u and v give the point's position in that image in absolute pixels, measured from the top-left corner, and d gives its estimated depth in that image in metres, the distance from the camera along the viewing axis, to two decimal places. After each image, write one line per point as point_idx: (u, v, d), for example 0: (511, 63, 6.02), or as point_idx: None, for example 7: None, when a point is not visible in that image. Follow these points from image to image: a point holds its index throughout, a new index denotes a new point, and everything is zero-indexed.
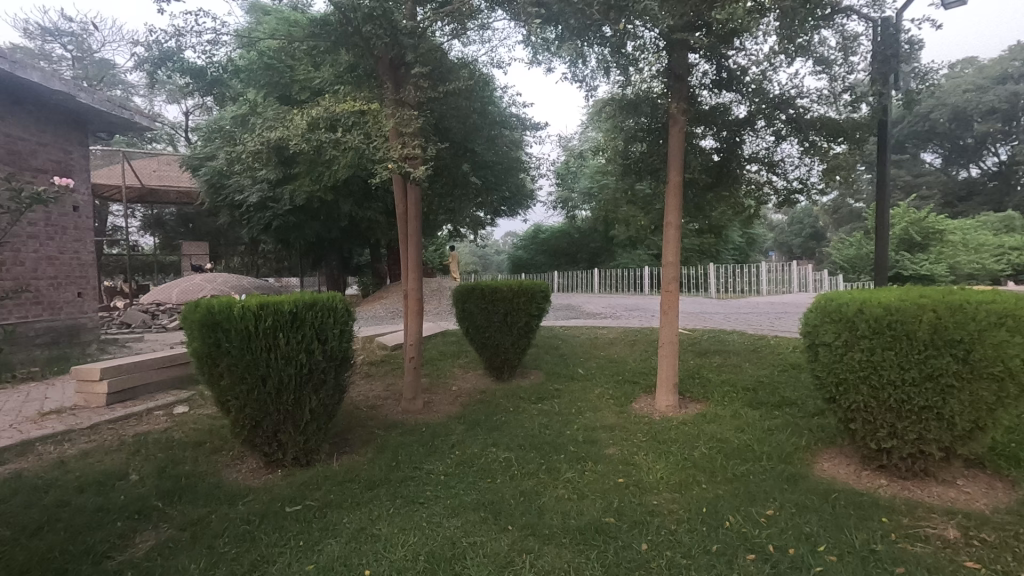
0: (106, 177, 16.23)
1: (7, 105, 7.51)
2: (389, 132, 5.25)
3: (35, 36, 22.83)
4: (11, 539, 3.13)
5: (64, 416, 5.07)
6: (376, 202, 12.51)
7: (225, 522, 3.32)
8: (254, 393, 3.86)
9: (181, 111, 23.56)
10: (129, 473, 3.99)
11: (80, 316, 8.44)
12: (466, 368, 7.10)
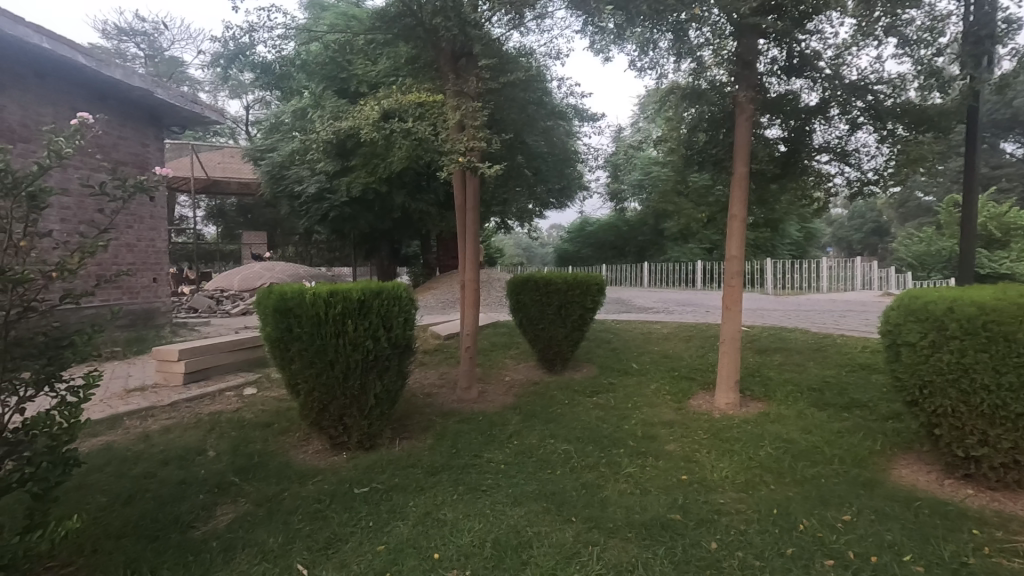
0: (176, 169, 17.13)
1: (93, 102, 8.00)
2: (452, 124, 5.29)
3: (112, 36, 24.31)
4: (106, 506, 3.35)
5: (147, 393, 5.41)
6: (428, 194, 12.68)
7: (298, 500, 3.46)
8: (322, 377, 3.99)
9: (242, 106, 24.53)
10: (207, 449, 4.21)
11: (155, 300, 8.95)
12: (519, 360, 7.11)
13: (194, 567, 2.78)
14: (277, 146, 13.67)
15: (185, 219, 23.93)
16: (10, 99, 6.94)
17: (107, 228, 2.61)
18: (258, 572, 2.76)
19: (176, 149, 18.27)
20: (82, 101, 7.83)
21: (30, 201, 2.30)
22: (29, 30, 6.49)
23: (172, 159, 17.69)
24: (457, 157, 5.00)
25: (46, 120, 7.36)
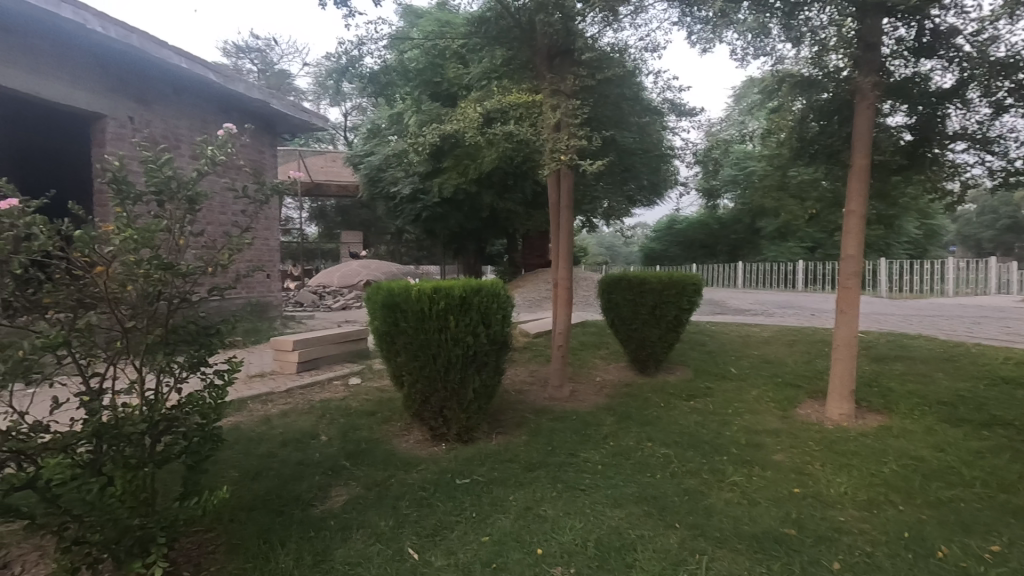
0: (285, 174, 18.55)
1: (220, 113, 8.82)
2: (549, 123, 5.30)
3: (230, 54, 26.78)
4: (238, 479, 3.69)
5: (266, 379, 5.91)
6: (516, 193, 12.80)
7: (404, 487, 3.63)
8: (425, 370, 4.15)
9: (341, 113, 26.08)
10: (320, 434, 4.51)
11: (268, 294, 9.73)
12: (609, 360, 7.01)
13: (317, 541, 3.00)
14: (375, 150, 14.40)
15: (290, 219, 25.80)
16: (155, 114, 7.83)
17: (247, 227, 2.91)
18: (373, 552, 2.92)
19: (285, 155, 19.76)
20: (212, 114, 8.67)
21: (188, 203, 2.62)
22: (170, 52, 7.30)
23: (281, 164, 19.16)
24: (555, 155, 5.01)
25: (183, 133, 8.23)
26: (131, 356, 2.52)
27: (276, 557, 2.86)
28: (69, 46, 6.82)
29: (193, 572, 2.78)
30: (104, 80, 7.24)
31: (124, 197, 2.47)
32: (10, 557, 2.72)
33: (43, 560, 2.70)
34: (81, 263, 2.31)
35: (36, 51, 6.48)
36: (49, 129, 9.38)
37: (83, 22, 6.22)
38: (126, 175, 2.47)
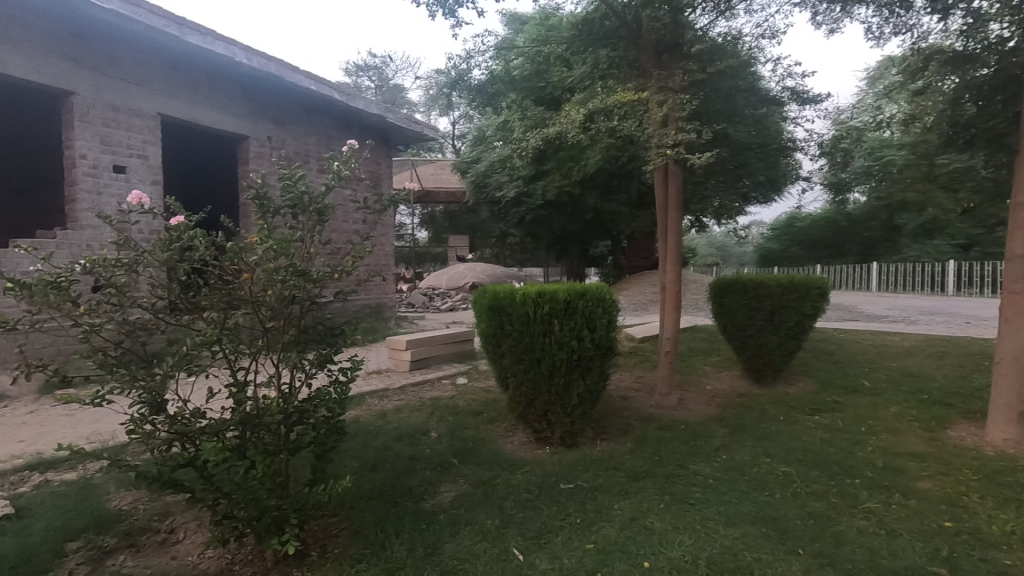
0: (399, 183, 19.73)
1: (343, 129, 9.58)
2: (657, 121, 5.13)
3: (352, 73, 29.06)
4: (358, 469, 3.96)
5: (382, 376, 6.33)
6: (620, 194, 12.52)
7: (510, 487, 3.69)
8: (530, 373, 4.18)
9: (450, 122, 27.25)
10: (430, 430, 4.72)
11: (383, 296, 10.37)
12: (720, 368, 6.62)
13: (428, 534, 3.13)
14: (480, 157, 14.85)
15: (403, 225, 27.43)
16: (289, 133, 8.70)
17: (367, 235, 3.13)
18: (480, 550, 3.00)
19: (399, 165, 21.02)
20: (336, 130, 9.45)
21: (317, 215, 2.87)
22: (301, 76, 8.07)
23: (395, 174, 20.43)
24: (663, 151, 4.82)
25: (312, 149, 9.05)
26: (270, 354, 2.81)
27: (391, 546, 3.01)
28: (221, 78, 7.77)
29: (320, 552, 3.00)
30: (248, 105, 8.15)
31: (265, 211, 2.75)
32: (175, 524, 3.14)
33: (201, 529, 3.10)
34: (231, 270, 2.62)
35: (196, 84, 7.45)
36: (205, 150, 10.77)
37: (233, 55, 7.08)
38: (267, 192, 2.76)
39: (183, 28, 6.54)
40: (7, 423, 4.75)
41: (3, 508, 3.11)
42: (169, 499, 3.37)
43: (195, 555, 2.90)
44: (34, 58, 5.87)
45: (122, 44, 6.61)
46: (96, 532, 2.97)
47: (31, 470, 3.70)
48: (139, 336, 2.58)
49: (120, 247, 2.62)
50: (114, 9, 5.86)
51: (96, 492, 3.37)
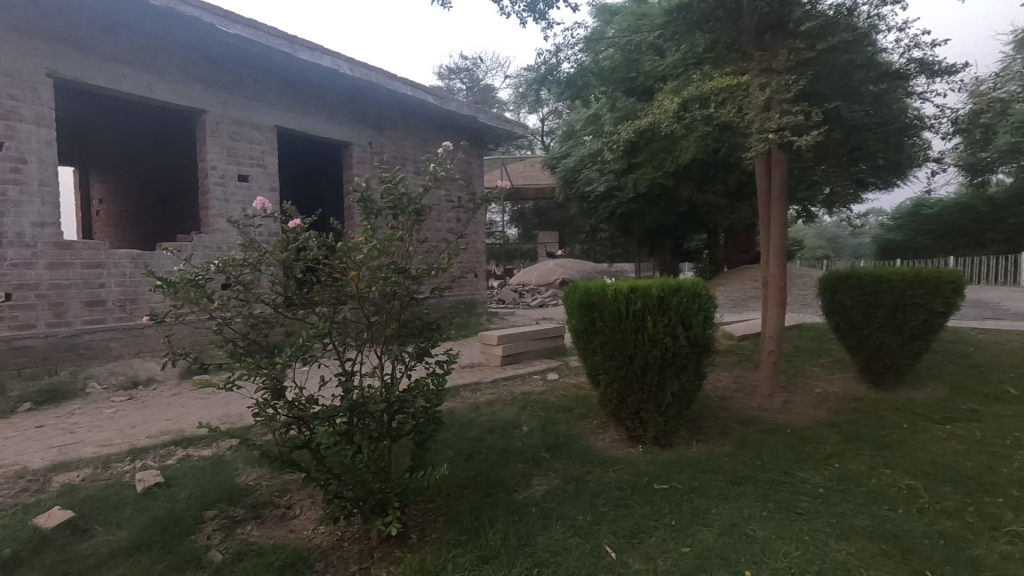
0: (490, 181, 20.16)
1: (437, 131, 9.95)
2: (760, 105, 4.83)
3: (445, 76, 30.07)
4: (454, 458, 4.08)
5: (475, 370, 6.53)
6: (718, 184, 11.86)
7: (602, 485, 3.66)
8: (621, 370, 4.11)
9: (539, 119, 27.36)
10: (522, 424, 4.79)
11: (475, 292, 10.63)
12: (832, 369, 6.12)
13: (521, 525, 3.19)
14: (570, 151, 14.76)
15: (494, 223, 27.95)
16: (388, 138, 9.17)
17: (462, 234, 3.25)
18: (572, 544, 3.01)
19: (489, 163, 21.46)
20: (430, 133, 9.84)
21: (415, 215, 3.02)
22: (399, 83, 8.47)
23: (487, 172, 20.87)
24: (766, 135, 4.53)
25: (409, 152, 9.49)
26: (374, 346, 3.00)
27: (486, 534, 3.10)
28: (327, 89, 8.36)
29: (420, 535, 3.14)
30: (351, 113, 8.69)
31: (369, 213, 2.94)
32: (292, 500, 3.45)
33: (314, 506, 3.38)
34: (340, 268, 2.82)
35: (306, 96, 8.07)
36: (314, 158, 11.64)
37: (337, 67, 7.58)
38: (370, 195, 2.94)
39: (295, 45, 7.11)
40: (156, 403, 5.45)
41: (155, 477, 3.57)
42: (287, 478, 3.70)
43: (309, 530, 3.17)
44: (175, 82, 6.67)
45: (244, 65, 7.32)
46: (228, 504, 3.33)
47: (176, 445, 4.22)
48: (262, 329, 2.86)
49: (247, 249, 2.91)
50: (237, 33, 6.50)
51: (227, 468, 3.77)
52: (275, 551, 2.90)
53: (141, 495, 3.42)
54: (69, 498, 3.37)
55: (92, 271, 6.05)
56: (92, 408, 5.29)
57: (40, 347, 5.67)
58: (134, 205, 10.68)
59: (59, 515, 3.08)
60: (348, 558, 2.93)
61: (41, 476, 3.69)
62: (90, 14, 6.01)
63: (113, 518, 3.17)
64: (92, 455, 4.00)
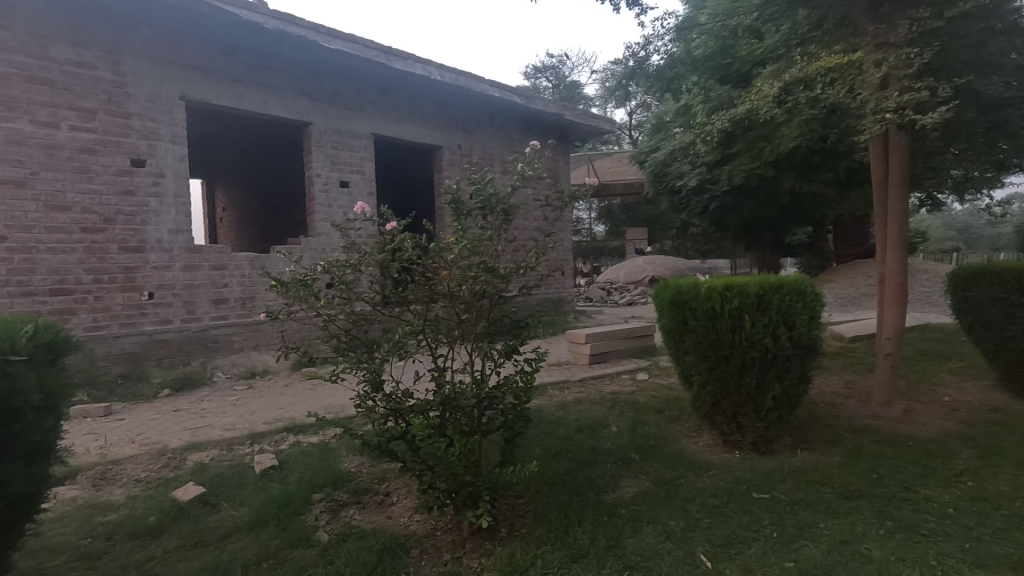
0: (577, 179, 20.02)
1: (523, 130, 10.05)
2: (874, 84, 4.41)
3: (531, 76, 30.25)
4: (543, 455, 4.08)
5: (563, 368, 6.53)
6: (825, 173, 10.96)
7: (696, 490, 3.52)
8: (717, 372, 3.92)
9: (627, 113, 26.75)
10: (611, 424, 4.72)
11: (562, 291, 10.60)
12: (964, 376, 5.45)
13: (610, 527, 3.14)
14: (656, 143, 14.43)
15: (581, 220, 27.69)
16: (476, 140, 9.40)
17: (549, 233, 3.27)
18: (664, 549, 2.93)
19: (576, 160, 21.31)
20: (517, 133, 9.97)
21: (504, 215, 3.09)
22: (487, 85, 8.65)
23: (573, 169, 20.75)
24: (882, 116, 4.12)
25: (496, 153, 9.67)
26: (464, 343, 3.09)
27: (575, 533, 3.09)
28: (420, 96, 8.71)
29: (509, 529, 3.18)
30: (442, 118, 8.99)
31: (460, 214, 3.03)
32: (390, 488, 3.64)
33: (410, 495, 3.54)
34: (432, 267, 2.94)
35: (400, 104, 8.45)
36: (407, 163, 12.18)
37: (429, 74, 7.89)
38: (461, 196, 3.03)
39: (389, 56, 7.48)
40: (271, 393, 5.98)
41: (271, 460, 3.92)
42: (385, 467, 3.91)
43: (406, 517, 3.32)
44: (285, 97, 7.25)
45: (344, 78, 7.82)
46: (333, 488, 3.58)
47: (288, 431, 4.60)
48: (362, 325, 3.04)
49: (348, 251, 3.11)
50: (338, 48, 6.95)
51: (332, 455, 4.06)
52: (375, 535, 3.07)
53: (259, 476, 3.77)
54: (200, 475, 3.78)
55: (217, 272, 6.73)
56: (217, 395, 5.89)
57: (176, 340, 6.40)
58: (251, 212, 11.79)
59: (192, 490, 3.48)
60: (441, 547, 3.03)
61: (178, 455, 4.17)
62: (215, 41, 6.69)
63: (236, 495, 3.52)
64: (218, 437, 4.47)
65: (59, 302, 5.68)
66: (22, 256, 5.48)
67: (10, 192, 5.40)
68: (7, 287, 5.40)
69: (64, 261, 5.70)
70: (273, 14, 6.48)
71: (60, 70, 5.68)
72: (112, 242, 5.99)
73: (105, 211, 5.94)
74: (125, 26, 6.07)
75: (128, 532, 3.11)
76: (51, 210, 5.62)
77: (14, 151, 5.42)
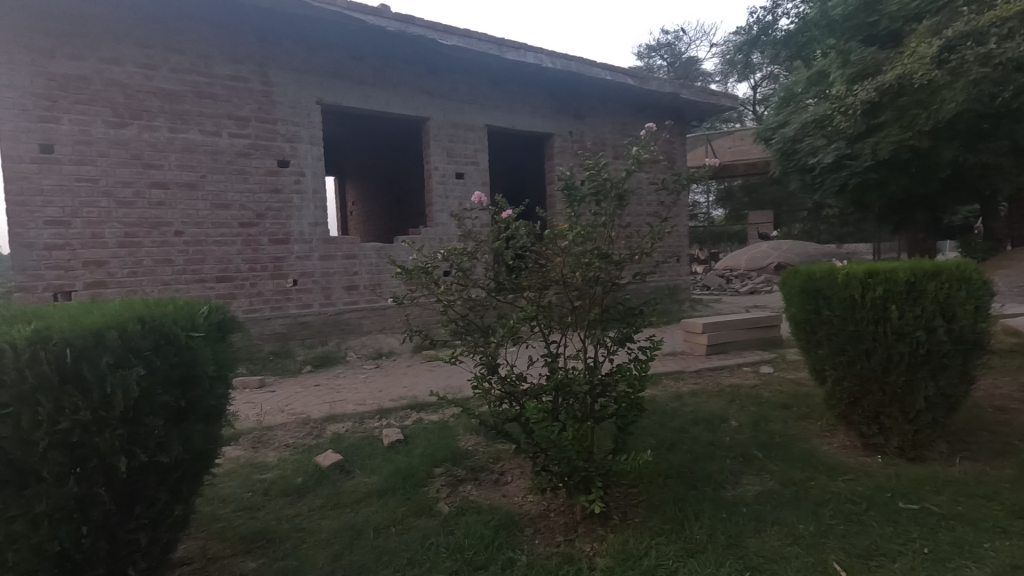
0: (695, 160, 19.02)
1: (635, 113, 9.77)
2: None
3: (644, 55, 29.14)
4: (656, 445, 3.97)
5: (678, 357, 6.31)
6: (997, 140, 9.39)
7: (828, 494, 3.25)
8: (855, 367, 3.55)
9: (750, 87, 24.83)
10: (731, 418, 4.48)
11: (677, 278, 10.18)
12: None
13: (731, 525, 3.00)
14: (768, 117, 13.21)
15: (698, 205, 26.32)
16: (588, 126, 9.28)
17: (666, 218, 3.18)
18: (791, 554, 2.74)
19: (693, 141, 20.23)
20: (629, 116, 9.72)
21: (618, 200, 3.06)
22: (598, 69, 8.49)
23: (690, 150, 19.74)
24: None
25: (609, 138, 9.49)
26: (577, 330, 3.10)
27: (691, 527, 2.99)
28: (532, 85, 8.77)
29: (622, 517, 3.14)
30: (554, 105, 8.99)
31: (573, 200, 3.04)
32: (504, 468, 3.78)
33: (523, 476, 3.66)
34: (546, 254, 2.99)
35: (513, 94, 8.58)
36: (519, 152, 12.38)
37: (540, 62, 7.90)
38: (574, 182, 3.03)
39: (502, 47, 7.62)
40: (396, 372, 6.45)
41: (397, 434, 4.24)
42: (499, 447, 4.06)
43: (520, 497, 3.43)
44: (405, 95, 7.67)
45: (459, 73, 8.09)
46: (451, 464, 3.79)
47: (412, 408, 4.94)
48: (478, 311, 3.15)
49: (464, 240, 3.23)
50: (454, 44, 7.20)
51: (451, 433, 4.29)
52: (491, 511, 3.21)
53: (388, 448, 4.09)
54: (337, 444, 4.19)
55: (349, 261, 7.36)
56: (350, 373, 6.48)
57: (316, 322, 7.12)
58: (376, 205, 12.70)
59: (331, 457, 3.86)
60: (554, 529, 3.09)
61: (319, 425, 4.66)
62: (345, 48, 7.25)
63: (367, 464, 3.86)
64: (352, 411, 4.92)
65: (223, 287, 6.55)
66: (195, 248, 6.39)
67: (186, 193, 6.31)
68: (184, 275, 6.33)
69: (226, 252, 6.56)
70: (396, 17, 6.86)
71: (221, 84, 6.50)
72: (263, 235, 6.78)
73: (257, 208, 6.72)
74: (271, 41, 6.79)
75: (281, 490, 3.54)
76: (215, 208, 6.48)
77: (188, 158, 6.31)
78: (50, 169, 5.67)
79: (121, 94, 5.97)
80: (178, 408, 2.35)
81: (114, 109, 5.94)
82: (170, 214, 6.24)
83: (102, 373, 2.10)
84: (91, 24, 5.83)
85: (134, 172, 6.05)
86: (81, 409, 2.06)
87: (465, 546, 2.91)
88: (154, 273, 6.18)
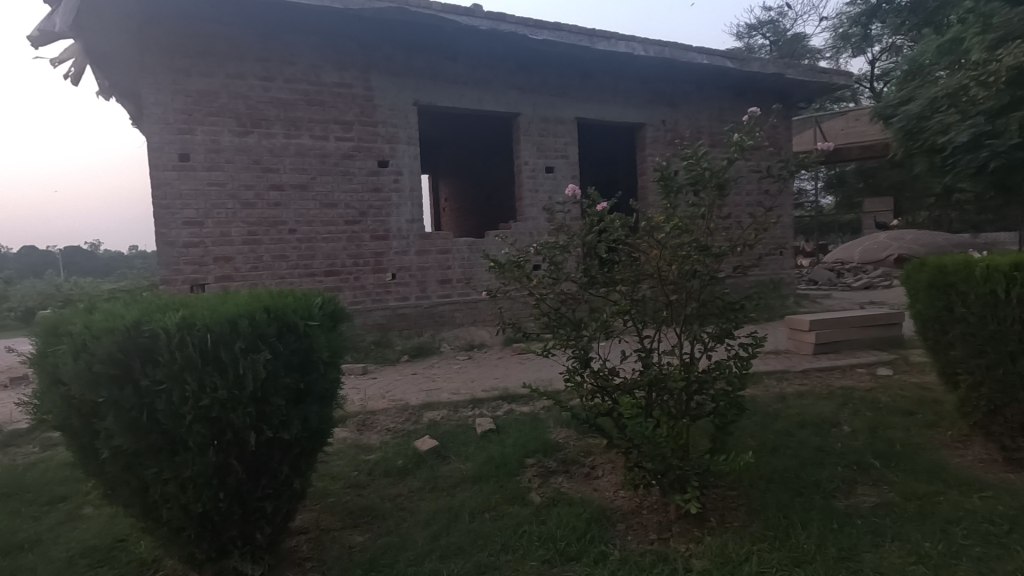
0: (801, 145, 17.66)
1: (733, 97, 9.26)
2: None
3: (744, 36, 27.47)
4: (757, 447, 3.77)
5: (781, 356, 5.92)
6: None
7: (961, 512, 2.94)
8: (995, 371, 3.16)
9: (867, 62, 22.63)
10: (843, 423, 4.14)
11: (780, 272, 9.53)
12: None
13: (843, 536, 2.79)
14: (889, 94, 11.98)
15: (804, 193, 24.43)
16: (682, 114, 8.93)
17: (771, 208, 3.02)
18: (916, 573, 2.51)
19: (799, 124, 18.80)
20: (728, 101, 9.22)
21: (718, 189, 2.94)
22: (695, 53, 8.11)
23: (796, 135, 18.36)
24: None
25: (705, 125, 9.06)
26: (673, 324, 3.02)
27: (797, 536, 2.82)
28: (623, 75, 8.57)
29: (719, 520, 3.02)
30: (646, 94, 8.73)
31: (669, 191, 2.96)
32: (595, 462, 3.76)
33: (615, 471, 3.63)
34: (643, 246, 2.93)
35: (603, 86, 8.44)
36: (609, 143, 12.16)
37: (633, 50, 7.70)
38: (671, 172, 2.95)
39: (594, 38, 7.49)
40: (488, 363, 6.64)
41: (490, 424, 4.36)
42: (590, 442, 4.05)
43: (611, 492, 3.41)
44: (496, 93, 7.81)
45: (550, 67, 8.10)
46: (543, 456, 3.84)
47: (503, 399, 5.06)
48: (570, 304, 3.12)
49: (555, 232, 3.21)
50: (544, 38, 7.21)
51: (542, 425, 4.33)
52: (583, 504, 3.21)
53: (481, 436, 4.23)
54: (433, 430, 4.38)
55: (443, 256, 7.65)
56: (445, 363, 6.75)
57: (412, 313, 7.49)
58: (467, 200, 13.04)
59: (428, 443, 4.06)
60: (648, 527, 3.04)
61: (417, 412, 4.89)
62: (439, 50, 7.50)
63: (462, 451, 4.01)
64: (447, 400, 5.12)
65: (331, 281, 7.06)
66: (307, 245, 6.93)
67: (299, 195, 6.86)
68: (297, 269, 6.90)
69: (333, 248, 7.06)
70: (488, 16, 6.97)
71: (328, 91, 6.97)
72: (366, 232, 7.21)
73: (360, 207, 7.16)
74: (372, 48, 7.18)
75: (383, 471, 3.77)
76: (324, 207, 6.99)
77: (300, 161, 6.85)
78: (188, 175, 6.38)
79: (244, 106, 6.59)
80: (298, 390, 2.59)
81: (239, 119, 6.57)
82: (285, 213, 6.82)
83: (235, 357, 2.36)
84: (220, 44, 6.49)
85: (255, 176, 6.66)
86: (219, 387, 2.33)
87: (558, 535, 2.95)
88: (272, 268, 6.78)
